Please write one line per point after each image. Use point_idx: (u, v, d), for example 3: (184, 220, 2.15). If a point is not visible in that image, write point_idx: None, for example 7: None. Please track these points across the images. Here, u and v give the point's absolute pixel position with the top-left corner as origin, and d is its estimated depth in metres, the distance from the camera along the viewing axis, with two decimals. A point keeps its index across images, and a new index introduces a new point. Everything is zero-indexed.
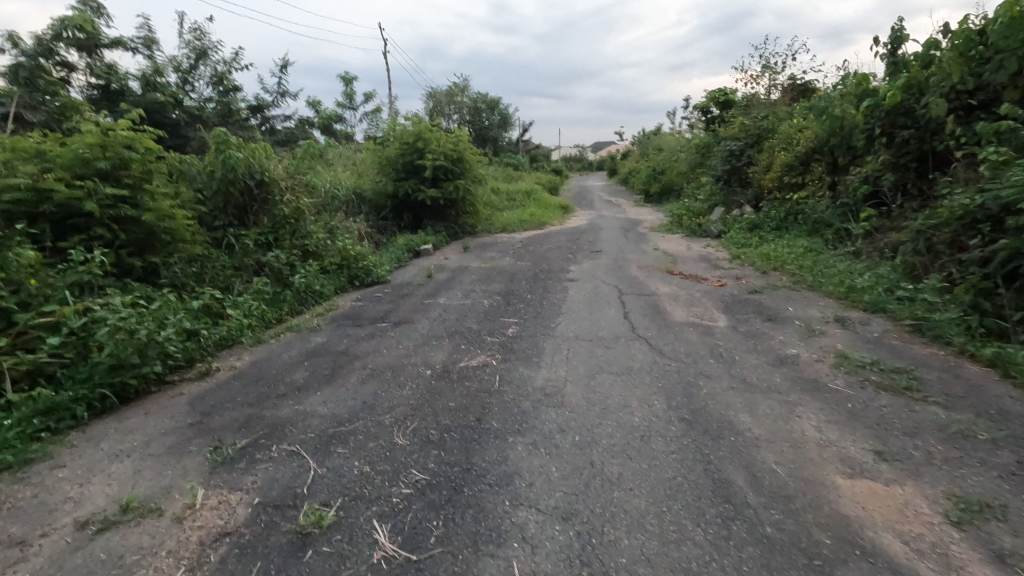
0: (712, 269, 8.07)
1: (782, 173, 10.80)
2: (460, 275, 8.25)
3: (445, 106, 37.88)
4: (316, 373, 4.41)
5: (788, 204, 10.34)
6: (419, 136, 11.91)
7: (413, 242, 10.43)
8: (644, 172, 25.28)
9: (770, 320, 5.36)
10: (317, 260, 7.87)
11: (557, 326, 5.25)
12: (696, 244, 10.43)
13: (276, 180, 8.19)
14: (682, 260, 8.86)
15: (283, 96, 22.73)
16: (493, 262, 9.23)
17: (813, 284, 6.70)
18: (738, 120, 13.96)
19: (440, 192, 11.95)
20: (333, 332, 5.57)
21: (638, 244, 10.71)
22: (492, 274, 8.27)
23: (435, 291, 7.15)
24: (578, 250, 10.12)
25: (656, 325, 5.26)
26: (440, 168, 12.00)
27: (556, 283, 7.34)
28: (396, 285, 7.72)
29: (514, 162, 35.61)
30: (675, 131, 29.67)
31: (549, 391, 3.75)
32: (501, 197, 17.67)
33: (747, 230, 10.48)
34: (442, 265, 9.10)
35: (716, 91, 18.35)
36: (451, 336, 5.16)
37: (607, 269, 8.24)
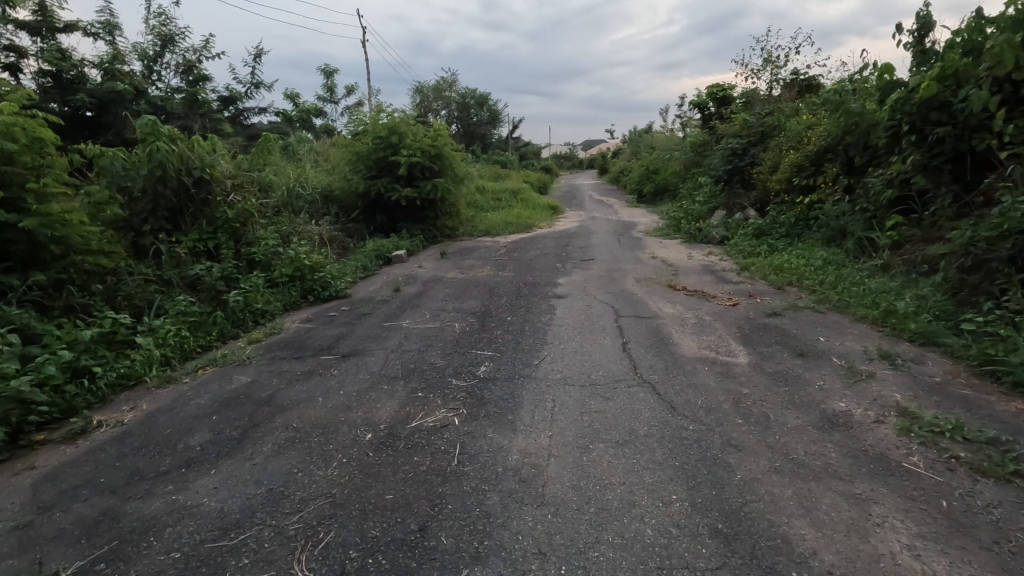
0: (719, 283, 7.11)
1: (791, 174, 9.87)
2: (433, 288, 7.22)
3: (431, 102, 36.71)
4: (223, 433, 3.36)
5: (798, 209, 9.41)
6: (394, 130, 10.82)
7: (384, 247, 9.38)
8: (636, 171, 24.38)
9: (800, 355, 4.40)
10: (265, 271, 6.80)
11: (540, 364, 4.24)
12: (697, 252, 9.48)
13: (219, 178, 7.09)
14: (684, 271, 7.91)
15: (257, 88, 21.51)
16: (473, 272, 8.22)
17: (840, 305, 5.74)
18: (739, 117, 13.02)
19: (417, 192, 10.89)
20: (266, 366, 4.52)
21: (633, 251, 9.73)
22: (469, 287, 7.24)
23: (400, 310, 6.12)
24: (567, 258, 9.11)
25: (663, 362, 4.28)
26: (417, 165, 10.93)
27: (542, 300, 6.34)
28: (357, 301, 6.66)
29: (503, 160, 34.56)
30: (669, 129, 28.77)
31: (525, 474, 2.73)
32: (486, 197, 16.64)
33: (753, 236, 9.53)
34: (414, 276, 8.06)
35: (713, 86, 17.47)
36: (408, 376, 4.13)
37: (600, 281, 7.25)
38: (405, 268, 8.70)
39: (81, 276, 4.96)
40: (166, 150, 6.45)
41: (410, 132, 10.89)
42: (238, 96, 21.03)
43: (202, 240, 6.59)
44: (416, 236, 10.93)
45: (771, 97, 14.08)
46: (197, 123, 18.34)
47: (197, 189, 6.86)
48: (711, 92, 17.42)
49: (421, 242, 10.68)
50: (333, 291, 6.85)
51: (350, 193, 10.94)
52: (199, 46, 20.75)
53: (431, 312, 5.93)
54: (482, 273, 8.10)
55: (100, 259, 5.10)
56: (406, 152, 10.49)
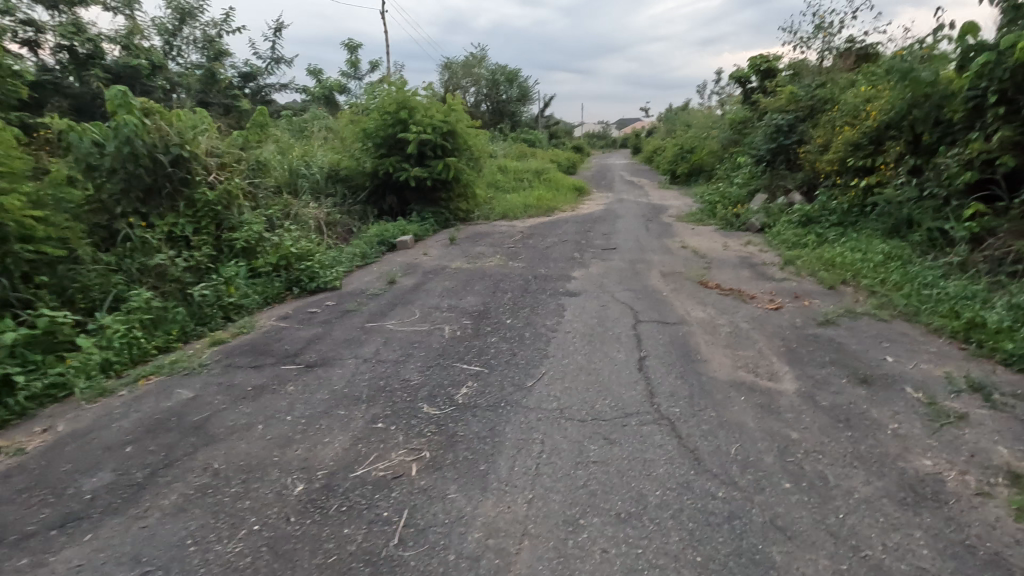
0: (759, 280, 6.15)
1: (845, 154, 8.71)
2: (431, 280, 6.50)
3: (460, 79, 35.74)
4: (127, 474, 2.71)
5: (852, 194, 8.28)
6: (403, 103, 10.00)
7: (389, 232, 8.69)
8: (670, 150, 23.04)
9: (864, 382, 3.50)
10: (247, 260, 6.18)
11: (535, 387, 3.46)
12: (733, 241, 8.48)
13: (200, 155, 6.46)
14: (720, 265, 6.97)
15: (278, 63, 20.97)
16: (480, 261, 7.46)
17: (909, 313, 4.76)
18: (785, 90, 11.76)
19: (427, 172, 10.12)
20: (217, 377, 3.87)
21: (662, 238, 8.78)
22: (472, 279, 6.47)
23: (389, 307, 5.42)
24: (587, 246, 8.23)
25: (688, 387, 3.44)
26: (429, 143, 10.13)
27: (552, 297, 5.52)
28: (344, 295, 5.98)
29: (532, 139, 33.44)
30: (707, 105, 27.12)
31: (483, 571, 1.97)
32: (508, 177, 15.77)
33: (799, 225, 8.46)
34: (415, 265, 7.34)
35: (757, 58, 16.04)
36: (372, 399, 3.41)
37: (622, 276, 6.38)
38: (408, 256, 8.01)
39: (22, 267, 4.39)
40: (137, 125, 5.82)
41: (421, 107, 10.07)
42: (258, 72, 20.54)
43: (179, 224, 5.99)
44: (426, 219, 10.20)
45: (823, 67, 12.71)
46: (217, 99, 17.94)
47: (175, 167, 6.23)
48: (755, 64, 15.98)
49: (431, 226, 9.95)
50: (321, 283, 6.19)
51: (357, 172, 10.27)
52: (219, 21, 20.30)
53: (421, 312, 5.20)
54: (490, 262, 7.33)
55: (46, 247, 4.53)
56: (416, 129, 9.70)
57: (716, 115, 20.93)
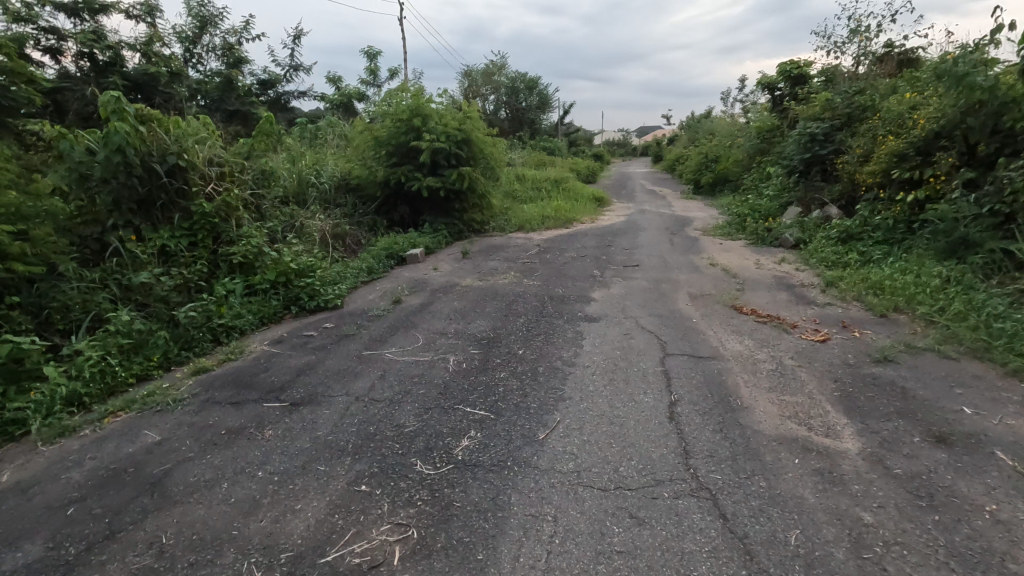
0: (799, 305, 5.57)
1: (889, 166, 8.07)
2: (439, 298, 6.05)
3: (480, 86, 35.52)
4: (59, 548, 2.28)
5: (897, 209, 7.64)
6: (417, 110, 9.61)
7: (399, 245, 8.29)
8: (693, 159, 22.39)
9: (942, 442, 2.92)
10: (245, 276, 5.80)
11: (548, 440, 2.96)
12: (766, 259, 7.89)
13: (198, 165, 6.12)
14: (754, 286, 6.41)
15: (297, 70, 20.90)
16: (494, 278, 7.00)
17: (979, 351, 4.16)
18: (820, 96, 11.12)
19: (441, 182, 9.71)
20: (192, 415, 3.45)
21: (688, 254, 8.22)
22: (484, 299, 6.00)
23: (391, 331, 4.98)
24: (608, 262, 7.72)
25: (729, 444, 2.91)
26: (443, 152, 9.72)
27: (571, 323, 5.02)
28: (345, 315, 5.56)
29: (551, 147, 33.02)
30: (732, 113, 26.39)
31: None
32: (526, 187, 15.32)
33: (838, 242, 7.84)
34: (424, 282, 6.90)
35: (786, 64, 15.40)
36: (360, 450, 2.94)
37: (648, 298, 5.86)
38: (418, 271, 7.59)
39: None
40: (129, 132, 5.44)
41: (435, 114, 9.68)
42: (277, 79, 20.46)
43: (173, 237, 5.64)
44: (439, 231, 9.79)
45: (859, 73, 12.04)
46: (235, 107, 17.86)
47: (171, 178, 5.94)
48: (784, 70, 15.31)
49: (443, 238, 9.54)
50: (322, 302, 5.78)
51: (369, 181, 9.91)
52: (239, 28, 20.31)
53: (425, 338, 4.75)
54: (504, 280, 6.86)
55: (19, 266, 4.16)
56: (430, 137, 9.30)
57: (742, 123, 20.25)
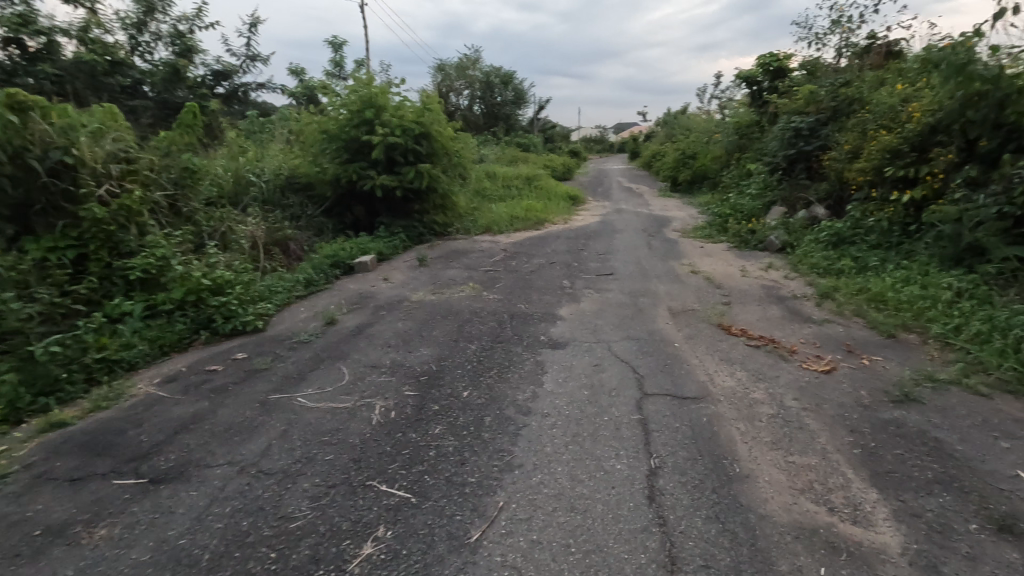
0: (794, 324, 4.87)
1: (881, 163, 7.45)
2: (382, 318, 5.19)
3: (453, 81, 34.46)
4: None
5: (892, 210, 7.02)
6: (369, 101, 8.68)
7: (346, 252, 7.40)
8: (670, 155, 21.81)
9: (1006, 532, 2.20)
10: (145, 295, 4.87)
11: (483, 544, 2.14)
12: (751, 265, 7.21)
13: (90, 162, 5.14)
14: (740, 299, 5.71)
15: (255, 61, 19.71)
16: (449, 291, 6.17)
17: (1014, 386, 3.48)
18: (803, 89, 10.51)
19: (397, 181, 8.82)
20: (9, 502, 2.55)
21: (667, 260, 7.50)
22: (434, 318, 5.17)
23: (314, 363, 4.11)
24: (579, 270, 6.94)
25: (728, 545, 2.14)
26: (399, 147, 8.82)
27: (531, 350, 4.21)
28: (265, 340, 4.68)
29: (526, 143, 32.21)
30: (708, 108, 25.91)
31: None
32: (496, 185, 14.47)
33: (829, 246, 7.20)
34: (369, 297, 6.03)
35: (765, 57, 14.82)
36: (216, 567, 2.08)
37: (622, 315, 5.09)
38: (365, 282, 6.70)
39: None
40: None
41: (389, 106, 8.76)
42: (232, 70, 19.18)
43: (53, 251, 4.68)
44: (395, 235, 8.91)
45: (842, 66, 11.47)
46: None
47: (56, 178, 4.96)
48: (764, 63, 14.73)
49: (400, 243, 8.66)
50: (239, 325, 4.88)
51: (318, 179, 8.97)
52: (191, 16, 19.06)
53: (353, 373, 3.90)
54: (461, 293, 6.03)
55: None
56: (383, 131, 8.40)
57: (720, 118, 19.70)
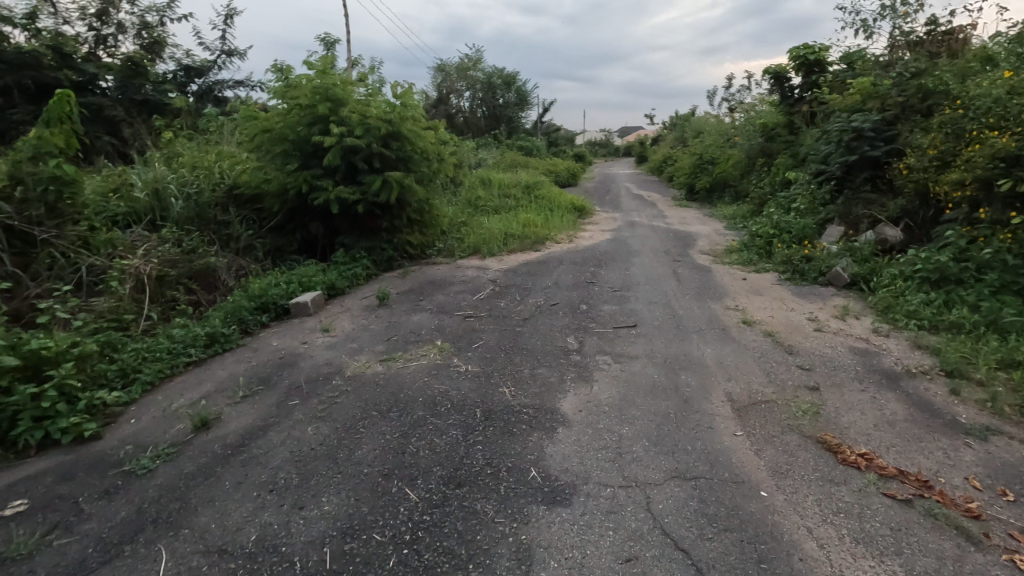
0: (939, 437, 3.04)
1: (992, 174, 5.59)
2: (289, 413, 3.39)
3: (454, 81, 32.69)
4: None
5: (1013, 239, 5.17)
6: (324, 92, 6.86)
7: (282, 289, 5.63)
8: (684, 160, 19.95)
9: None
10: None
11: None
12: (821, 311, 5.39)
13: None
14: (828, 374, 3.89)
15: (231, 56, 17.99)
16: (406, 354, 4.36)
17: None
18: (860, 81, 8.65)
19: (360, 193, 7.04)
20: None
21: (706, 301, 5.69)
22: (371, 414, 3.35)
23: (118, 541, 2.30)
24: (590, 319, 5.14)
25: None
26: (361, 151, 7.01)
27: (510, 512, 2.40)
28: (83, 466, 2.89)
29: (529, 146, 30.43)
30: (724, 110, 24.04)
31: None
32: (492, 194, 12.64)
33: (925, 285, 5.37)
34: (292, 364, 4.24)
35: (798, 49, 12.91)
36: None
37: (660, 412, 3.28)
38: (296, 336, 4.91)
39: None
40: None
41: (349, 98, 6.94)
42: (206, 66, 17.45)
43: None
44: (358, 261, 7.15)
45: (901, 55, 9.60)
46: None
47: None
48: (798, 56, 12.81)
49: (362, 272, 6.89)
50: (55, 432, 3.10)
51: (263, 191, 7.22)
52: (161, 6, 17.36)
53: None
54: (422, 359, 4.23)
55: None
56: (339, 130, 6.59)
57: (742, 118, 17.75)
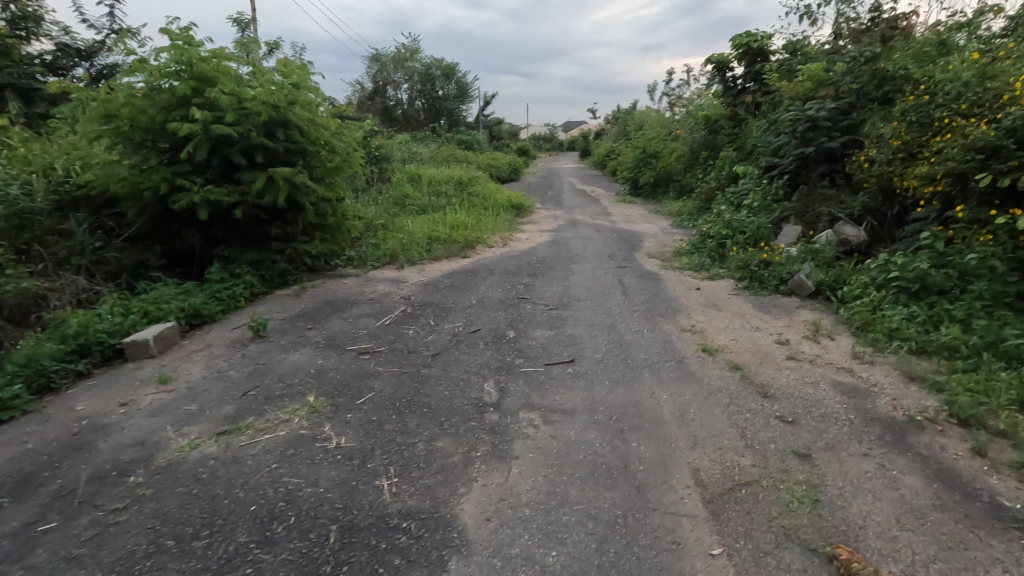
0: (984, 538, 2.17)
1: (968, 167, 4.93)
2: (29, 549, 2.18)
3: (390, 71, 31.01)
4: None
5: (996, 242, 4.51)
6: (185, 68, 5.47)
7: (116, 323, 4.29)
8: (628, 152, 19.32)
9: None
10: None
11: None
12: (788, 330, 4.57)
13: None
14: (816, 428, 3.00)
15: (126, 36, 15.84)
16: (260, 418, 3.16)
17: None
18: (812, 66, 7.99)
19: (237, 193, 5.69)
20: None
21: (657, 320, 4.77)
22: (164, 544, 2.17)
23: None
24: (517, 351, 4.10)
25: None
26: (238, 142, 5.67)
27: None
28: None
29: (471, 140, 29.20)
30: (666, 103, 23.66)
31: None
32: (421, 192, 11.41)
33: (903, 297, 4.64)
34: (89, 444, 2.97)
35: (741, 36, 12.29)
36: None
37: (601, 516, 2.27)
38: (118, 391, 3.62)
39: None
40: None
41: (220, 76, 5.58)
42: (95, 48, 15.28)
43: None
44: (239, 277, 5.82)
45: (848, 41, 9.07)
46: None
47: None
48: (741, 43, 12.18)
49: (241, 293, 5.59)
50: None
51: (115, 192, 5.78)
52: None
53: None
54: (280, 428, 3.05)
55: None
56: (203, 116, 5.24)
57: (683, 110, 17.21)
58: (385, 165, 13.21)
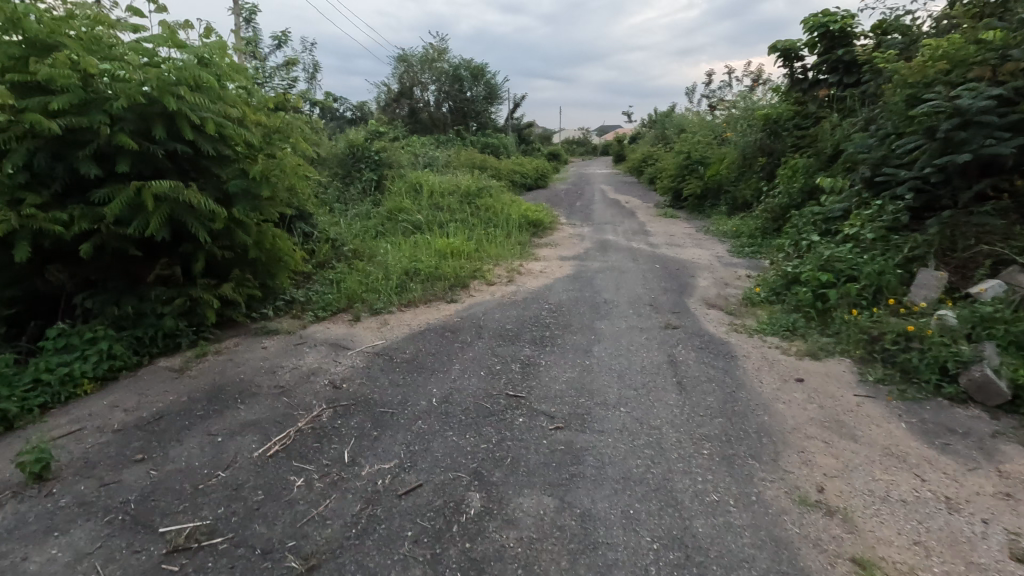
0: None
1: None
2: None
3: (417, 73, 29.22)
4: None
5: None
6: (8, 29, 3.61)
7: None
8: (669, 157, 16.99)
9: None
10: None
11: None
12: (1013, 512, 2.35)
13: None
14: None
15: None
16: None
17: None
18: (947, 38, 5.64)
19: (86, 218, 3.75)
20: None
21: (750, 471, 2.61)
22: None
23: None
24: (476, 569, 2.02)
25: None
26: (92, 144, 3.78)
27: None
28: None
29: (499, 144, 27.21)
30: (712, 102, 21.19)
31: None
32: (418, 205, 9.43)
33: None
34: None
35: (815, 15, 9.92)
36: None
37: None
38: None
39: None
40: None
41: (64, 43, 3.70)
42: None
43: None
44: (97, 343, 3.91)
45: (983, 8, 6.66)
46: None
47: None
48: (816, 24, 9.81)
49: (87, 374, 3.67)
50: None
51: None
52: None
53: None
54: None
55: None
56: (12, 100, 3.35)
57: (735, 109, 14.82)
58: (386, 171, 11.30)
